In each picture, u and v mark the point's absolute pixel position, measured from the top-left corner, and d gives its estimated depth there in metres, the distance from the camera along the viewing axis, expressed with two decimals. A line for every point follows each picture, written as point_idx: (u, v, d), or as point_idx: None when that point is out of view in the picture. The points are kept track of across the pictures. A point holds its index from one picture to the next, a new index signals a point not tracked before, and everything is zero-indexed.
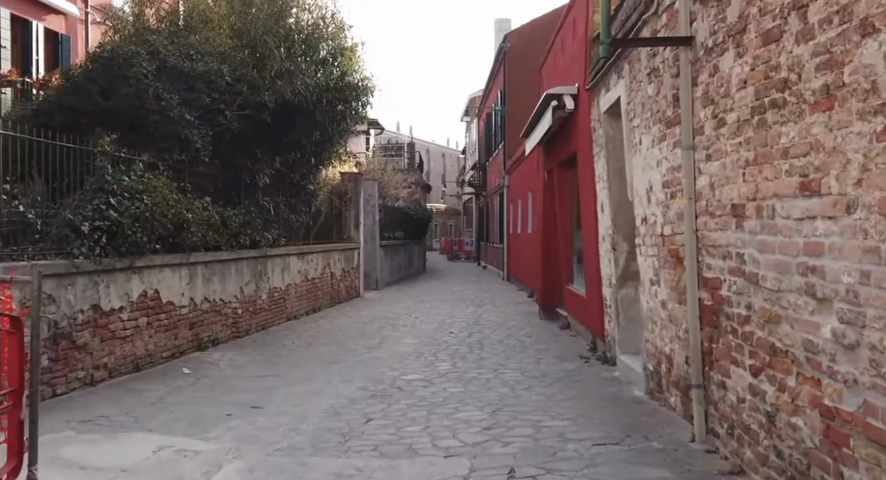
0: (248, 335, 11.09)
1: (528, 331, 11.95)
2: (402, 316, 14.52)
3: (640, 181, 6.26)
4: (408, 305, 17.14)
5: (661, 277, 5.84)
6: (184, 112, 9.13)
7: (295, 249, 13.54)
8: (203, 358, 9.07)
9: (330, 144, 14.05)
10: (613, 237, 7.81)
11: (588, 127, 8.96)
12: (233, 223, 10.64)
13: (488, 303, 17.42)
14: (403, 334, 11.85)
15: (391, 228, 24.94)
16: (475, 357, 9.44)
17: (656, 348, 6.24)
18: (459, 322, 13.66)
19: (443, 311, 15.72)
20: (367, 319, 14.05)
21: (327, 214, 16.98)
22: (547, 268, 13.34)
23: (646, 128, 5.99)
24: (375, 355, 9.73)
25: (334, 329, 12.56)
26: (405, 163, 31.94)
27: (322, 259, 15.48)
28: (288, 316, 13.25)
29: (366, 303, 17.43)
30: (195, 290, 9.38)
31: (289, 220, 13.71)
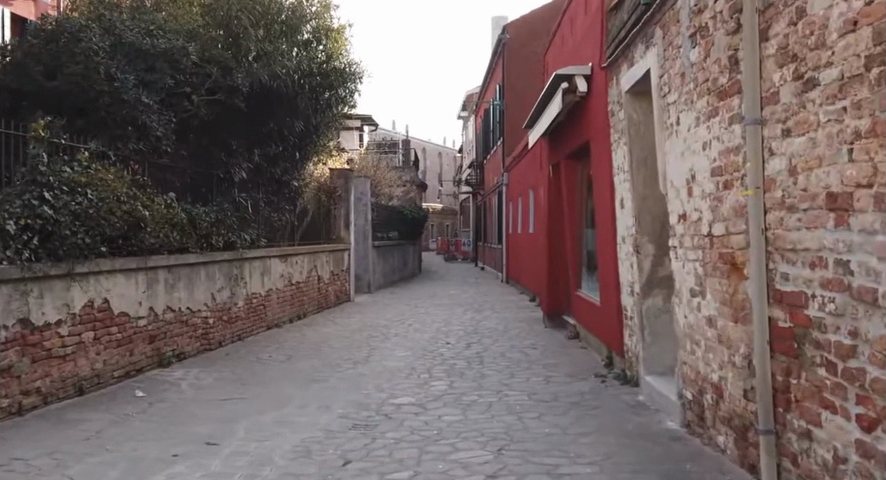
0: (220, 348, 9.95)
1: (533, 341, 10.82)
2: (394, 324, 13.37)
3: (678, 170, 5.14)
4: (402, 310, 15.98)
5: (708, 288, 4.71)
6: (141, 94, 7.98)
7: (277, 251, 12.40)
8: (164, 377, 7.94)
9: (315, 135, 12.89)
10: (637, 237, 6.70)
11: (603, 111, 7.82)
12: (203, 223, 9.49)
13: (486, 308, 16.28)
14: (395, 345, 10.72)
15: (385, 228, 23.80)
16: (475, 374, 8.31)
17: (698, 373, 5.10)
18: (456, 330, 12.53)
19: (439, 317, 14.58)
20: (355, 327, 12.90)
21: (314, 212, 15.84)
22: (554, 272, 12.22)
23: (687, 103, 4.87)
24: (362, 372, 8.60)
25: (318, 338, 11.42)
26: (399, 160, 30.76)
27: (308, 262, 14.33)
28: (269, 324, 12.10)
29: (356, 308, 16.28)
30: (155, 298, 8.23)
31: (271, 219, 12.57)
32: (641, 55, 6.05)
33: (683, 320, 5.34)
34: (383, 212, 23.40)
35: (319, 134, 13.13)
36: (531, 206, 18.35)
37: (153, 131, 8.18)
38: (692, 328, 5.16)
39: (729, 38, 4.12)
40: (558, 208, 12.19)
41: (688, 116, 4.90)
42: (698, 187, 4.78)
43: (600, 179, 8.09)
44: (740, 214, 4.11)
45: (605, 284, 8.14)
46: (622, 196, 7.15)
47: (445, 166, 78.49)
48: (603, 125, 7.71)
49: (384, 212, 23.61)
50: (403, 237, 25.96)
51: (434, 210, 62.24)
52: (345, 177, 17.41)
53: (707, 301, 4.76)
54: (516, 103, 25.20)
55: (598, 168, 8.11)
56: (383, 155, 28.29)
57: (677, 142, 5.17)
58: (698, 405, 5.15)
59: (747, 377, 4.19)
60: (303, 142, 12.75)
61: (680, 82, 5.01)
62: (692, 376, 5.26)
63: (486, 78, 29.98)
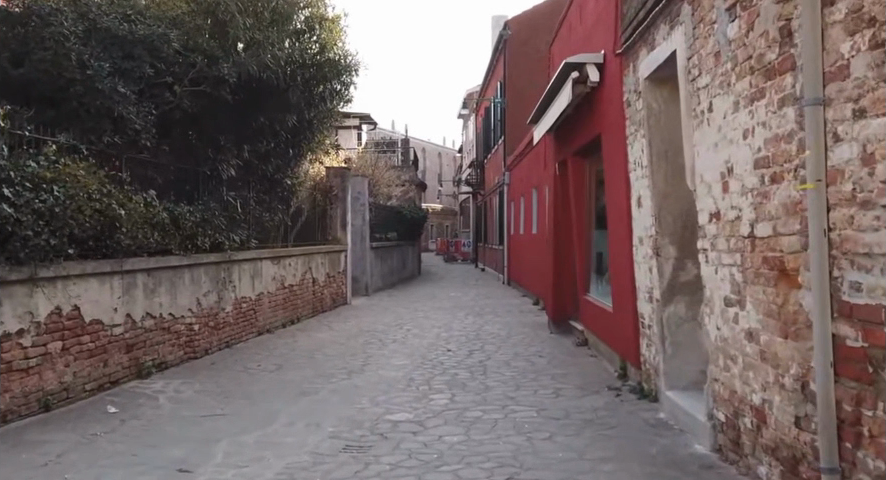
0: (206, 356, 9.35)
1: (538, 348, 10.22)
2: (392, 329, 12.75)
3: (712, 163, 4.54)
4: (400, 314, 15.37)
5: (749, 297, 4.10)
6: (117, 84, 7.39)
7: (269, 253, 11.79)
8: (142, 389, 7.33)
9: (309, 131, 12.28)
10: (656, 238, 6.12)
11: (617, 103, 7.22)
12: (187, 223, 8.89)
13: (488, 312, 15.67)
14: (392, 353, 10.10)
15: (384, 228, 23.20)
16: (478, 386, 7.70)
17: (734, 393, 4.49)
18: (457, 335, 11.92)
19: (439, 322, 13.98)
20: (351, 332, 12.29)
21: (309, 212, 15.23)
22: (560, 276, 11.63)
23: (724, 85, 4.27)
24: (356, 383, 7.99)
25: (312, 345, 10.81)
26: (398, 159, 30.12)
27: (302, 263, 13.72)
28: (260, 329, 11.50)
29: (353, 312, 15.66)
30: (132, 304, 7.63)
31: (262, 219, 11.96)
32: (665, 37, 5.45)
33: (715, 331, 4.74)
34: (381, 212, 22.78)
35: (313, 130, 12.51)
36: (534, 205, 17.74)
37: (130, 124, 7.62)
38: (726, 341, 4.56)
39: (778, 6, 3.54)
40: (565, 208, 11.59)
41: (724, 99, 4.30)
42: (736, 181, 4.18)
43: (613, 176, 7.50)
44: (792, 212, 3.51)
45: (618, 289, 7.55)
46: (639, 193, 6.55)
47: (445, 166, 77.84)
48: (618, 117, 7.12)
49: (382, 212, 23.00)
50: (402, 238, 25.35)
51: (433, 211, 61.60)
52: (341, 176, 16.79)
53: (746, 312, 4.16)
54: (518, 100, 24.59)
55: (611, 165, 7.52)
56: (382, 154, 27.67)
57: (710, 130, 4.57)
58: (733, 429, 4.55)
59: (800, 402, 3.59)
60: (296, 138, 12.13)
61: (715, 63, 4.41)
62: (726, 395, 4.66)
63: (487, 76, 29.35)
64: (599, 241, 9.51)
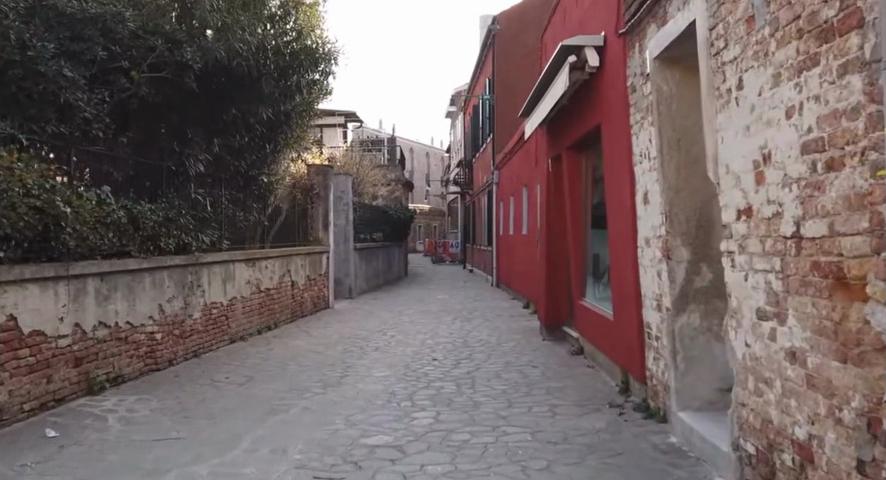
0: (169, 367, 8.59)
1: (531, 358, 9.50)
2: (375, 335, 12.01)
3: (743, 150, 3.84)
4: (384, 318, 14.63)
5: (792, 311, 3.40)
6: (63, 67, 6.64)
7: (243, 254, 11.05)
8: (91, 407, 6.58)
9: (287, 124, 11.52)
10: (666, 239, 5.42)
11: (619, 89, 6.51)
12: (147, 222, 8.15)
13: (476, 316, 14.94)
14: (373, 363, 9.37)
15: (369, 229, 22.45)
16: (465, 402, 6.98)
17: (769, 423, 3.79)
18: (444, 342, 11.20)
19: (425, 327, 13.25)
20: (331, 339, 11.54)
21: (288, 212, 14.47)
22: (552, 279, 10.94)
23: (760, 55, 3.57)
24: (332, 399, 7.25)
25: (287, 354, 10.06)
26: (384, 158, 29.36)
27: (280, 266, 12.97)
28: (233, 337, 10.75)
29: (334, 316, 14.91)
30: (82, 313, 6.88)
31: (236, 219, 11.22)
32: (680, 8, 4.76)
33: (743, 348, 4.04)
34: (365, 211, 22.01)
35: (292, 124, 11.76)
36: (525, 204, 17.03)
37: (79, 113, 6.88)
38: (759, 362, 3.85)
39: None
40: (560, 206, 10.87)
41: (760, 72, 3.61)
42: (776, 170, 3.49)
43: (614, 170, 6.81)
44: (856, 206, 2.82)
45: (620, 295, 6.87)
46: (645, 188, 5.87)
47: (433, 165, 77.07)
48: (621, 104, 6.42)
49: (366, 211, 22.25)
50: (388, 239, 24.60)
51: (421, 211, 60.88)
52: (322, 173, 16.03)
53: (787, 327, 3.46)
54: (508, 97, 23.95)
55: (612, 158, 6.83)
56: (367, 152, 26.89)
57: (740, 111, 3.88)
58: (768, 465, 3.84)
59: (864, 444, 2.89)
60: (272, 132, 11.35)
61: (747, 30, 3.71)
62: (756, 424, 3.96)
63: (475, 72, 28.66)
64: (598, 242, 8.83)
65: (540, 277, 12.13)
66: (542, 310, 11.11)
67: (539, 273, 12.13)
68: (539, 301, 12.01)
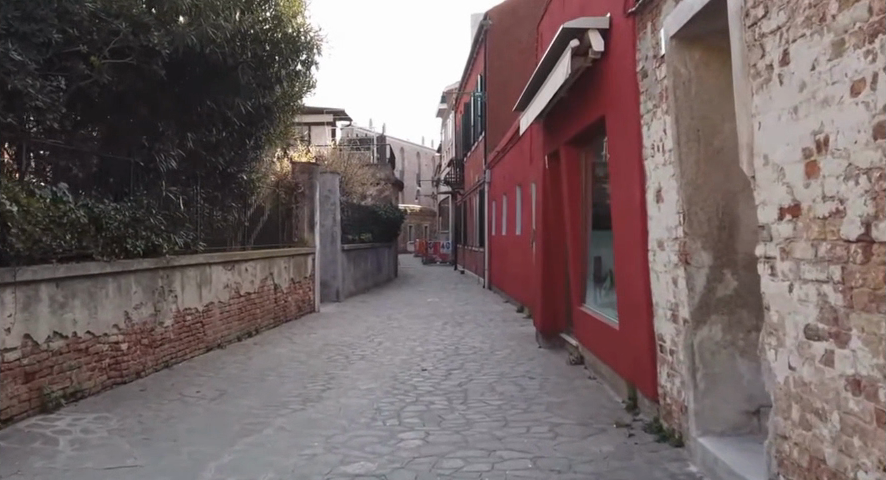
0: (137, 380, 7.92)
1: (527, 368, 8.88)
2: (362, 342, 11.38)
3: (790, 137, 3.23)
4: (371, 324, 13.99)
5: (859, 332, 2.79)
6: (10, 50, 5.99)
7: (221, 257, 10.40)
8: (41, 428, 5.92)
9: (268, 118, 10.87)
10: (685, 242, 4.82)
11: (627, 75, 5.91)
12: (111, 223, 7.50)
13: (468, 321, 14.31)
14: (359, 374, 8.74)
15: (358, 230, 21.80)
16: (457, 420, 6.36)
17: (821, 464, 3.17)
18: (435, 350, 10.57)
19: (414, 333, 12.61)
20: (315, 347, 10.90)
21: (270, 212, 13.82)
22: (549, 283, 10.33)
23: (816, 22, 2.96)
24: (311, 416, 6.62)
25: (267, 364, 9.42)
26: (374, 157, 28.71)
27: (262, 269, 12.32)
28: (210, 345, 10.08)
29: (320, 321, 14.27)
30: (34, 323, 6.22)
31: (213, 219, 10.57)
32: None
33: (786, 371, 3.43)
34: (353, 211, 21.37)
35: (273, 118, 11.11)
36: (518, 204, 16.44)
37: (30, 101, 6.23)
38: (808, 389, 3.24)
39: None
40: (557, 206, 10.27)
41: (813, 42, 3.00)
42: (835, 160, 2.88)
43: (620, 166, 6.20)
44: None
45: (627, 303, 6.27)
46: (659, 184, 5.27)
47: (424, 165, 76.44)
48: (629, 92, 5.81)
49: (354, 211, 21.60)
50: (377, 239, 23.96)
51: (412, 211, 60.23)
52: (308, 171, 15.39)
53: (850, 350, 2.85)
54: (499, 95, 23.40)
55: (619, 153, 6.22)
56: (356, 151, 26.24)
57: (785, 91, 3.27)
58: None
59: None
60: (251, 126, 10.71)
61: None
62: (803, 463, 3.34)
63: (466, 69, 28.07)
64: (600, 244, 8.22)
65: (536, 281, 11.52)
66: (538, 316, 10.50)
67: (535, 278, 11.53)
68: (535, 306, 11.40)
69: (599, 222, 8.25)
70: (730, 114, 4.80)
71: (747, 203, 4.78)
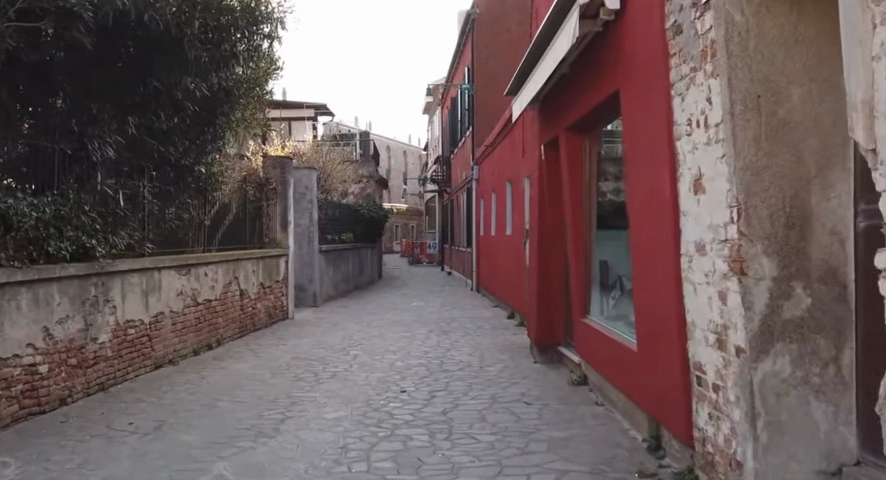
0: (60, 408, 6.67)
1: (522, 390, 7.68)
2: (336, 356, 10.16)
3: None
4: (349, 333, 12.76)
5: None
6: None
7: (174, 261, 9.16)
8: None
9: (228, 104, 9.62)
10: (738, 246, 3.64)
11: (652, 37, 4.72)
12: (24, 222, 6.24)
13: (454, 329, 13.12)
14: (328, 397, 7.51)
15: (338, 229, 20.58)
16: (439, 465, 5.14)
17: None
18: (417, 366, 9.35)
19: (395, 344, 11.40)
20: (281, 362, 9.67)
21: (237, 210, 12.57)
22: (544, 289, 9.12)
23: None
24: (261, 458, 5.40)
25: (224, 384, 8.19)
26: (357, 153, 27.45)
27: (226, 273, 11.09)
28: (160, 361, 8.84)
29: (293, 329, 13.01)
30: None
31: (165, 217, 9.34)
32: None
33: None
34: (332, 210, 20.12)
35: (235, 104, 9.86)
36: (509, 202, 15.25)
37: None
38: None
39: None
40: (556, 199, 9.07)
41: None
42: None
43: (641, 147, 5.01)
44: None
45: (650, 316, 5.07)
46: (699, 172, 4.10)
47: (411, 163, 75.19)
48: (656, 58, 4.64)
49: (334, 210, 20.35)
50: (359, 240, 22.74)
51: (398, 210, 58.95)
52: (281, 164, 14.10)
53: None
54: (487, 88, 22.30)
55: (639, 131, 5.03)
56: (338, 147, 25.00)
57: None
58: None
59: None
60: (208, 112, 9.46)
61: None
62: None
63: (453, 62, 26.89)
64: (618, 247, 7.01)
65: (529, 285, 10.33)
66: (533, 325, 9.30)
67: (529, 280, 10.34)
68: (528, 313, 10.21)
69: (613, 222, 7.08)
70: (799, 77, 3.60)
71: (821, 195, 3.61)
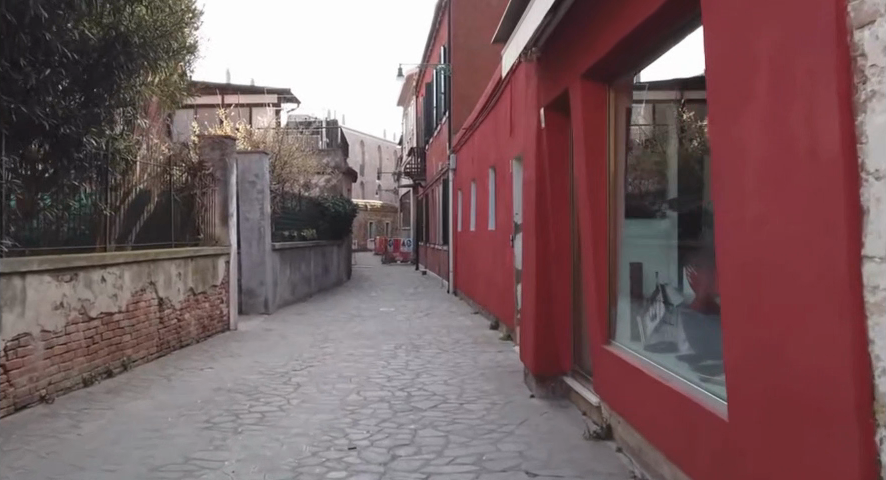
0: None
1: (521, 448, 5.40)
2: (274, 385, 7.83)
3: None
4: (299, 350, 10.43)
5: None
6: None
7: (49, 262, 6.86)
8: None
9: (126, 56, 7.51)
10: None
11: None
12: None
13: (429, 345, 10.82)
14: (241, 461, 5.21)
15: (298, 224, 18.22)
16: None
17: None
18: (377, 403, 7.07)
19: (354, 366, 9.08)
20: (199, 395, 7.33)
21: (161, 199, 10.24)
22: (544, 299, 6.89)
23: None
24: None
25: (102, 435, 5.85)
26: (323, 142, 25.10)
27: (138, 277, 8.75)
28: (24, 400, 6.49)
29: (231, 346, 10.67)
30: None
31: (28, 204, 7.08)
32: None
33: None
34: (290, 202, 17.76)
35: (139, 58, 7.69)
36: (492, 193, 13.06)
37: None
38: None
39: None
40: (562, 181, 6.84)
41: None
42: None
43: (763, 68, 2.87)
44: None
45: (765, 367, 2.95)
46: None
47: (385, 160, 72.74)
48: None
49: (293, 202, 18.04)
50: (322, 236, 20.38)
51: (370, 207, 56.50)
52: (221, 144, 11.84)
53: None
54: (467, 70, 20.22)
55: (757, 45, 2.93)
56: (301, 133, 22.61)
57: None
58: None
59: None
60: (89, 62, 7.32)
61: None
62: None
63: (429, 44, 24.69)
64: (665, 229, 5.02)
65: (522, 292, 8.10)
66: (528, 348, 7.08)
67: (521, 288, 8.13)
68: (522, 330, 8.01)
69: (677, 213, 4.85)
70: None
71: None
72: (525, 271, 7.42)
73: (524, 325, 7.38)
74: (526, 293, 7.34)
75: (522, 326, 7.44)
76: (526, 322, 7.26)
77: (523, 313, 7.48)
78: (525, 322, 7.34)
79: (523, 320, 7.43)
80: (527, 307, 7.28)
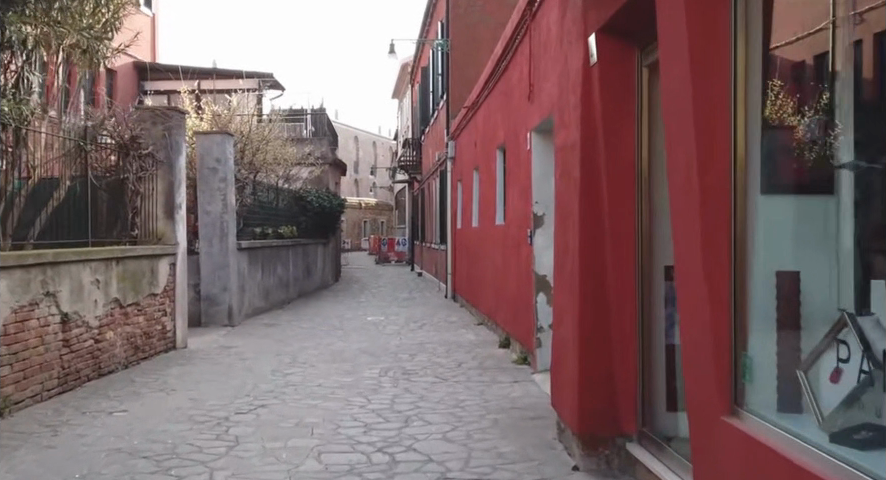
0: None
1: None
2: (202, 442, 5.50)
3: None
4: (256, 378, 8.10)
5: None
6: None
7: None
8: None
9: None
10: None
11: None
12: None
13: (423, 371, 8.51)
14: None
15: (273, 220, 15.85)
16: None
17: None
18: (343, 477, 4.73)
19: (320, 406, 6.74)
20: (85, 463, 5.00)
21: (75, 183, 7.85)
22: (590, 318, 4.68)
23: None
24: None
25: None
26: (308, 130, 22.69)
27: (25, 288, 6.41)
28: None
29: (169, 371, 8.32)
30: None
31: None
32: None
33: None
34: (263, 194, 15.40)
35: None
36: (501, 180, 10.76)
37: None
38: None
39: None
40: (622, 144, 4.53)
41: None
42: None
43: None
44: None
45: None
46: None
47: (381, 157, 70.32)
48: None
49: (267, 193, 15.67)
50: (303, 234, 18.02)
51: (365, 204, 54.19)
52: (166, 117, 9.56)
53: None
54: (466, 46, 17.90)
55: None
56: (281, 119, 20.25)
57: None
58: None
59: None
60: None
61: None
62: None
63: (425, 21, 22.32)
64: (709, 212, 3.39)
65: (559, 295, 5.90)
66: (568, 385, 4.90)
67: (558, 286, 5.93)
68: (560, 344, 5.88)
69: None
70: None
71: None
72: (561, 270, 5.20)
73: (560, 348, 5.21)
74: (564, 301, 5.13)
75: (559, 347, 5.25)
76: (564, 346, 5.06)
77: (558, 327, 5.30)
78: (561, 343, 5.16)
79: (559, 339, 5.25)
80: (564, 321, 5.07)
